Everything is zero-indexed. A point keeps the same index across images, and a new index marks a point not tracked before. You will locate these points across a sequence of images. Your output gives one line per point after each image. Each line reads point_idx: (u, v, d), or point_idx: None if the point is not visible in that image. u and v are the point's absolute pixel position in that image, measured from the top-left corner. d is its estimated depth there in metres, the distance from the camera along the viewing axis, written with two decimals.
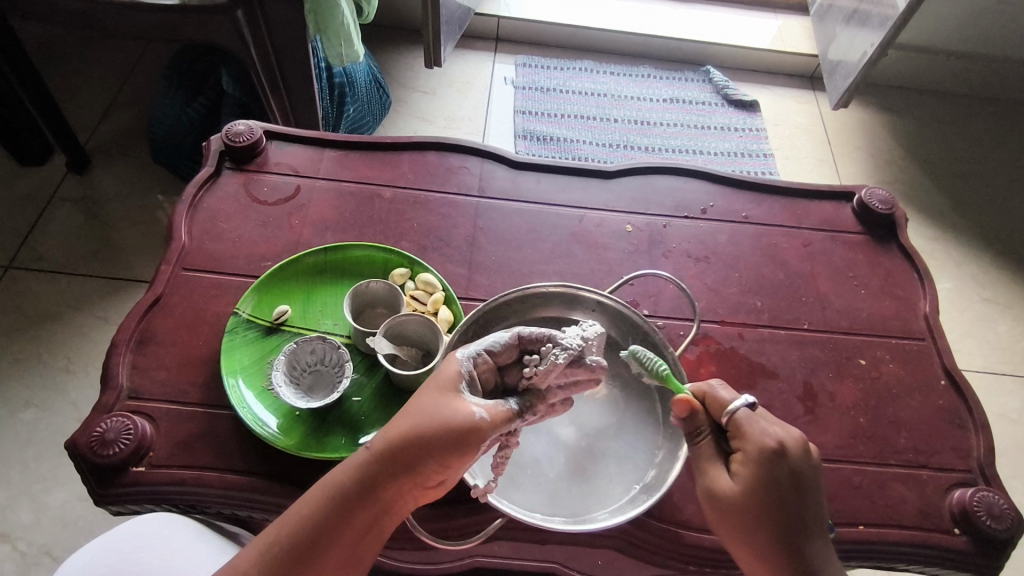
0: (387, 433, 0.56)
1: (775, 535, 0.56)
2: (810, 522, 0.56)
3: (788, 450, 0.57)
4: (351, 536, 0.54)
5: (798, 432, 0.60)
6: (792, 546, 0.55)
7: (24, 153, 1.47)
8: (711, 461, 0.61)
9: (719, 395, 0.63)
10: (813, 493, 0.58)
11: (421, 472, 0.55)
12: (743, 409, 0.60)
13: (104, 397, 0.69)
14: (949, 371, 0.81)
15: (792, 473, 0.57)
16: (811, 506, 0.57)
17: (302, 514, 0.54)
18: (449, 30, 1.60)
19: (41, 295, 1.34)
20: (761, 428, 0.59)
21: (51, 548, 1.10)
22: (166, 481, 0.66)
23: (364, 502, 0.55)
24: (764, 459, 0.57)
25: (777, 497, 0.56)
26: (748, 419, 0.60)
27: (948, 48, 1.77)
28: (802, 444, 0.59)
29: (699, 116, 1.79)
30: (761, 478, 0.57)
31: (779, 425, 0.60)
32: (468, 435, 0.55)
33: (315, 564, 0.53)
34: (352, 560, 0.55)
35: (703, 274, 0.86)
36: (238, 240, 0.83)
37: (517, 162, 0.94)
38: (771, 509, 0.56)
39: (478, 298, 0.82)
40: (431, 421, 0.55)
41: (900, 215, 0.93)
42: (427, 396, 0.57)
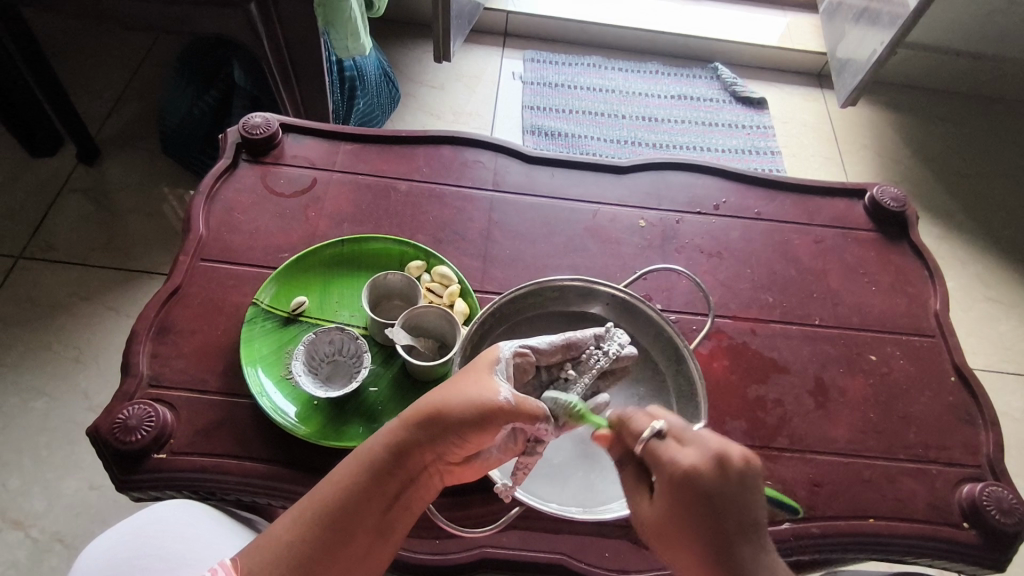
0: (416, 408, 0.58)
1: (704, 561, 0.52)
2: (744, 542, 0.52)
3: (693, 474, 0.53)
4: (380, 507, 0.56)
5: (713, 445, 0.54)
6: (719, 573, 0.51)
7: (35, 144, 1.47)
8: (637, 489, 0.58)
9: (631, 420, 0.59)
10: (740, 511, 0.52)
11: (449, 446, 0.57)
12: (653, 436, 0.56)
13: (125, 384, 0.70)
14: (959, 368, 0.82)
15: (705, 492, 0.52)
16: (741, 524, 0.52)
17: (335, 484, 0.56)
18: (459, 24, 1.60)
19: (52, 285, 1.35)
20: (668, 455, 0.55)
21: (63, 535, 1.11)
22: (187, 468, 0.67)
23: (393, 473, 0.56)
24: (674, 486, 0.54)
25: (696, 522, 0.52)
26: (661, 446, 0.56)
27: (957, 48, 1.77)
28: (715, 461, 0.53)
29: (706, 113, 1.79)
30: (679, 506, 0.53)
31: (693, 442, 0.55)
32: (494, 414, 0.56)
33: (346, 534, 0.55)
34: (381, 532, 0.56)
35: (716, 269, 0.87)
36: (255, 232, 0.84)
37: (530, 157, 0.95)
38: (692, 535, 0.52)
39: (493, 291, 0.83)
40: (461, 399, 0.57)
41: (912, 213, 0.94)
42: (459, 376, 0.59)
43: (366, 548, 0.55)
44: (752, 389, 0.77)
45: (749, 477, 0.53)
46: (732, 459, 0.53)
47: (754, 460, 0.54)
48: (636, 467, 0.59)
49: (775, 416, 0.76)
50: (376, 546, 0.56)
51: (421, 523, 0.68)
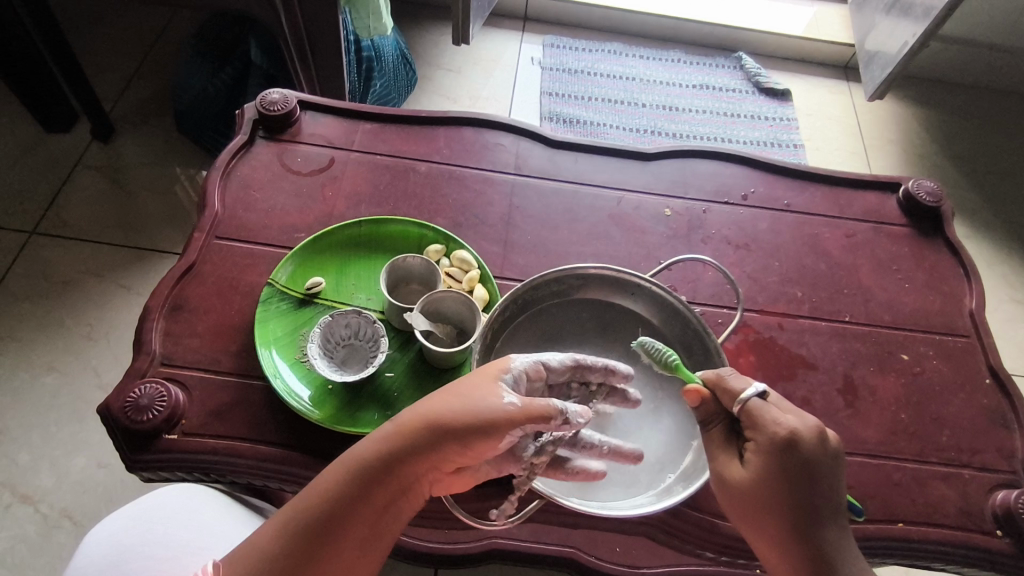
0: (412, 413, 0.56)
1: (787, 524, 0.54)
2: (826, 510, 0.54)
3: (797, 440, 0.54)
4: (368, 517, 0.54)
5: (814, 419, 0.56)
6: (803, 537, 0.53)
7: (49, 119, 1.46)
8: (726, 448, 0.59)
9: (728, 380, 0.59)
10: (831, 483, 0.55)
11: (443, 454, 0.55)
12: (755, 398, 0.57)
13: (137, 362, 0.69)
14: (995, 369, 0.79)
15: (804, 462, 0.54)
16: (828, 497, 0.54)
17: (323, 489, 0.53)
18: (478, 6, 1.57)
19: (64, 261, 1.34)
20: (772, 417, 0.56)
21: (71, 512, 1.11)
22: (199, 449, 0.65)
23: (386, 480, 0.54)
24: (776, 451, 0.54)
25: (789, 488, 0.54)
26: (762, 408, 0.56)
27: (991, 41, 1.72)
28: (818, 433, 0.55)
29: (729, 104, 1.75)
30: (776, 471, 0.54)
31: (795, 413, 0.57)
32: (491, 423, 0.55)
33: (335, 539, 0.52)
34: (368, 543, 0.54)
35: (743, 261, 0.84)
36: (271, 211, 0.82)
37: (554, 141, 0.92)
38: (783, 499, 0.54)
39: (513, 278, 0.81)
40: (458, 406, 0.55)
41: (948, 208, 0.91)
42: (457, 384, 0.57)
43: (351, 558, 0.53)
44: (778, 386, 0.75)
45: (840, 455, 0.56)
46: (830, 435, 0.56)
47: (843, 441, 0.57)
48: (724, 427, 0.60)
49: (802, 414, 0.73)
50: (363, 556, 0.54)
51: (435, 514, 0.66)
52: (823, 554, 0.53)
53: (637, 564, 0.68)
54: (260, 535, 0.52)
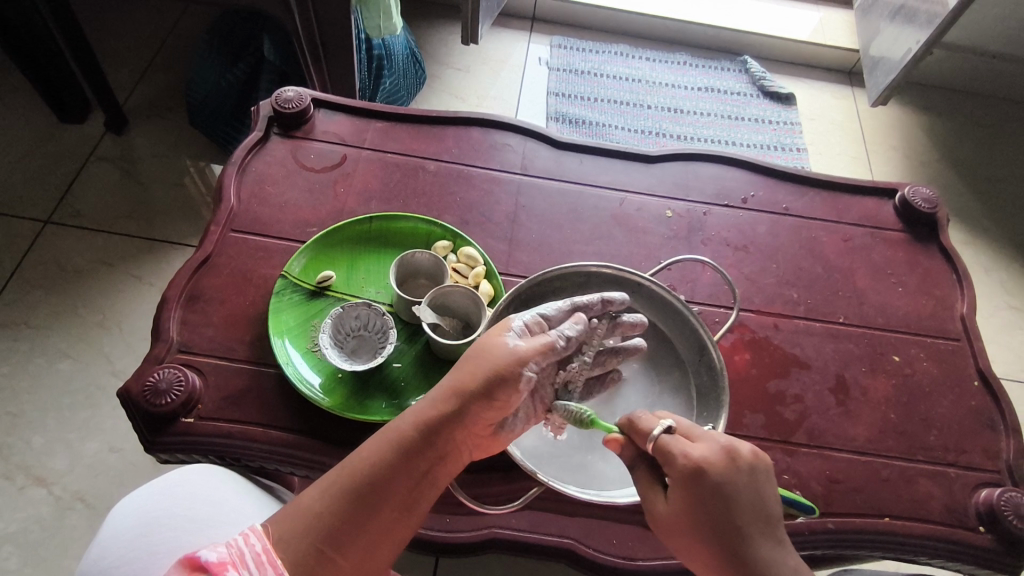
0: (443, 385, 0.59)
1: (721, 558, 0.53)
2: (755, 535, 0.54)
3: (706, 466, 0.54)
4: (408, 482, 0.56)
5: (721, 441, 0.56)
6: (737, 557, 0.53)
7: (65, 111, 1.49)
8: (650, 487, 0.58)
9: (640, 420, 0.58)
10: (754, 509, 0.54)
11: (475, 418, 0.59)
12: (663, 434, 0.56)
13: (155, 349, 0.72)
14: (983, 372, 0.81)
15: (716, 489, 0.54)
16: (753, 524, 0.54)
17: (362, 458, 0.56)
18: (487, 7, 1.59)
19: (78, 251, 1.37)
20: (681, 448, 0.55)
21: (84, 495, 1.14)
22: (215, 433, 0.68)
23: (426, 448, 0.57)
24: (689, 481, 0.54)
25: (712, 520, 0.53)
26: (671, 440, 0.56)
27: (995, 49, 1.74)
28: (725, 453, 0.55)
29: (733, 107, 1.77)
30: (694, 499, 0.54)
31: (702, 438, 0.56)
32: (520, 379, 0.59)
33: (379, 503, 0.55)
34: (409, 507, 0.56)
35: (741, 262, 0.87)
36: (285, 205, 0.84)
37: (559, 142, 0.95)
38: (710, 531, 0.54)
39: (518, 275, 0.83)
40: (487, 371, 0.58)
41: (943, 215, 0.93)
42: (480, 351, 0.61)
43: (392, 522, 0.55)
44: (772, 384, 0.77)
45: (756, 468, 0.55)
46: (740, 452, 0.55)
47: (760, 453, 0.57)
48: (648, 468, 0.59)
49: (795, 411, 0.76)
50: (403, 520, 0.56)
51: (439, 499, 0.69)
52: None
53: (633, 556, 0.69)
54: (304, 499, 0.54)
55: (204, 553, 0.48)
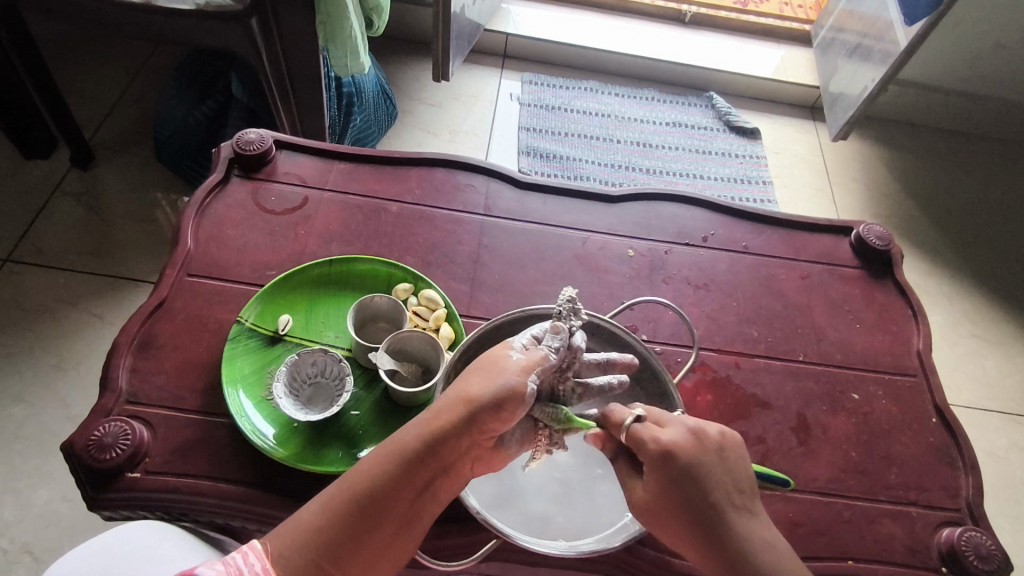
0: (452, 395, 0.58)
1: (694, 522, 0.55)
2: (726, 497, 0.56)
3: (674, 450, 0.56)
4: (409, 497, 0.56)
5: (688, 424, 0.58)
6: (710, 531, 0.54)
7: (28, 147, 1.45)
8: (631, 476, 0.59)
9: (614, 413, 0.60)
10: (722, 476, 0.56)
11: (480, 427, 0.57)
12: (636, 422, 0.58)
13: (102, 399, 0.69)
14: (941, 409, 0.82)
15: (693, 470, 0.55)
16: (728, 484, 0.56)
17: (367, 468, 0.56)
18: (457, 45, 1.62)
19: (35, 290, 1.32)
20: (652, 434, 0.57)
21: (32, 547, 1.07)
22: (161, 488, 0.66)
23: (426, 462, 0.56)
24: (659, 466, 0.56)
25: (685, 490, 0.55)
26: (643, 429, 0.57)
27: (946, 86, 1.81)
28: (693, 436, 0.57)
29: (700, 141, 1.81)
30: (668, 483, 0.56)
31: (672, 423, 0.58)
32: (524, 393, 0.58)
33: (377, 518, 0.54)
34: (409, 520, 0.56)
35: (702, 301, 0.88)
36: (243, 248, 0.83)
37: (522, 182, 0.96)
38: (682, 500, 0.55)
39: (480, 317, 0.83)
40: (495, 384, 0.58)
41: (897, 252, 0.95)
42: (483, 364, 0.60)
43: (392, 536, 0.55)
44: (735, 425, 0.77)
45: (724, 448, 0.57)
46: (709, 434, 0.58)
47: (727, 432, 0.59)
48: (626, 460, 0.60)
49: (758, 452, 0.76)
50: (403, 534, 0.56)
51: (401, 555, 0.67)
52: (739, 553, 0.54)
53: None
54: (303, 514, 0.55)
55: (200, 570, 0.50)
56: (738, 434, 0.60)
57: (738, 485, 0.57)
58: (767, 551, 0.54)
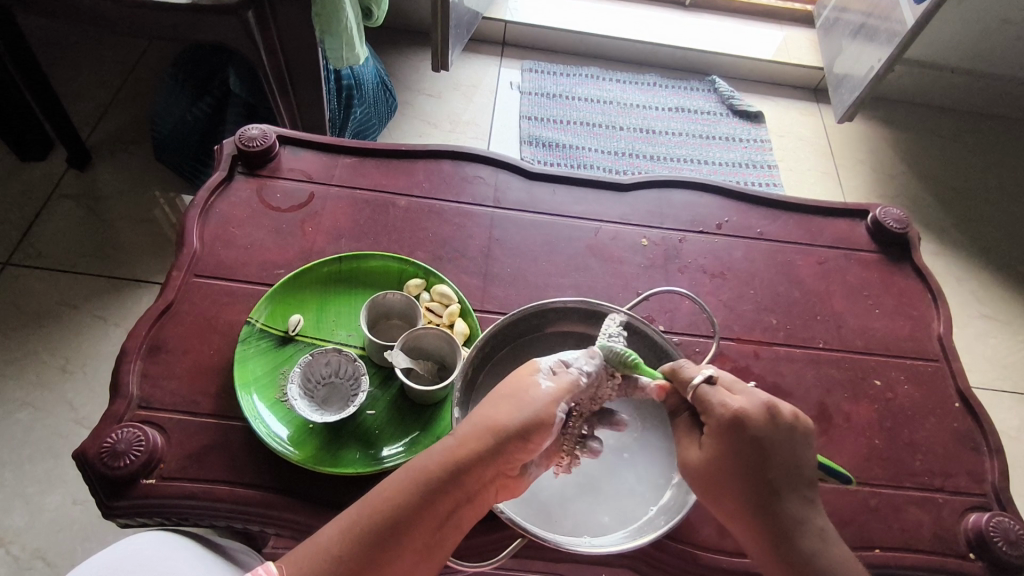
0: (477, 422, 0.57)
1: (748, 496, 0.55)
2: (784, 478, 0.55)
3: (742, 419, 0.55)
4: (431, 525, 0.54)
5: (762, 398, 0.57)
6: (764, 507, 0.54)
7: (23, 148, 1.43)
8: (689, 434, 0.60)
9: (681, 370, 0.60)
10: (787, 454, 0.55)
11: (505, 456, 0.56)
12: (704, 385, 0.58)
13: (113, 406, 0.68)
14: (964, 393, 0.81)
15: (757, 442, 0.55)
16: (791, 465, 0.55)
17: (387, 492, 0.54)
18: (456, 34, 1.59)
19: (39, 293, 1.30)
20: (720, 399, 0.57)
21: (45, 552, 1.06)
22: (177, 494, 0.64)
23: (449, 490, 0.55)
24: (723, 432, 0.56)
25: (745, 463, 0.55)
26: (712, 391, 0.57)
27: (951, 64, 1.78)
28: (764, 410, 0.56)
29: (704, 126, 1.79)
30: (729, 451, 0.55)
31: (743, 394, 0.58)
32: (552, 422, 0.57)
33: (396, 546, 0.53)
34: (429, 550, 0.54)
35: (718, 289, 0.86)
36: (250, 247, 0.82)
37: (531, 173, 0.94)
38: (739, 473, 0.55)
39: (494, 311, 0.81)
40: (522, 412, 0.57)
41: (914, 234, 0.94)
42: (511, 390, 0.59)
43: (413, 565, 0.54)
44: None
45: (796, 428, 0.56)
46: (782, 410, 0.56)
47: (800, 414, 0.57)
48: (688, 417, 0.61)
49: None
50: (424, 563, 0.54)
51: None
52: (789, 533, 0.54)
53: None
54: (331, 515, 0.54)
55: None
56: (812, 421, 0.58)
57: (802, 467, 0.56)
58: (817, 538, 0.54)
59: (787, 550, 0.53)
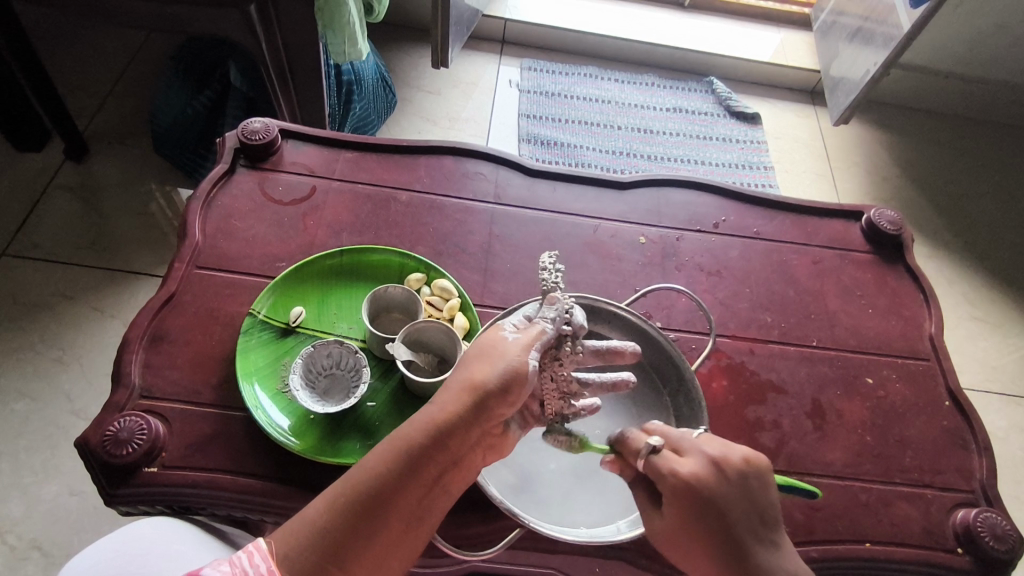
0: (456, 385, 0.58)
1: (717, 556, 0.54)
2: (749, 528, 0.55)
3: (697, 482, 0.55)
4: (417, 493, 0.55)
5: (709, 453, 0.57)
6: (736, 559, 0.54)
7: (21, 140, 1.42)
8: (651, 511, 0.59)
9: (630, 441, 0.60)
10: (745, 506, 0.56)
11: (486, 417, 0.57)
12: (654, 453, 0.58)
13: (116, 395, 0.68)
14: (953, 392, 0.83)
15: (717, 500, 0.55)
16: (752, 513, 0.56)
17: (369, 467, 0.54)
18: (457, 31, 1.59)
19: (36, 284, 1.30)
20: (671, 466, 0.57)
21: (41, 544, 1.06)
22: (179, 482, 0.65)
23: (433, 456, 0.55)
24: (684, 498, 0.56)
25: (707, 524, 0.55)
26: (660, 459, 0.58)
27: (946, 69, 1.80)
28: (716, 469, 0.56)
29: (701, 126, 1.80)
30: (690, 517, 0.55)
31: (692, 455, 0.58)
32: (528, 373, 0.58)
33: (382, 518, 0.53)
34: (417, 515, 0.55)
35: (715, 287, 0.87)
36: (252, 240, 0.82)
37: (531, 170, 0.95)
38: (703, 532, 0.55)
39: (493, 306, 0.82)
40: (499, 367, 0.58)
41: (907, 236, 0.95)
42: (484, 349, 0.60)
43: (400, 534, 0.54)
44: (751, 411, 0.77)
45: (751, 475, 0.57)
46: (731, 461, 0.57)
47: (755, 459, 0.58)
48: (644, 489, 0.60)
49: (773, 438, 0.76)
50: (409, 532, 0.54)
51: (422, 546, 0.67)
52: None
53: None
54: (306, 515, 0.53)
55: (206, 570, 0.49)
56: (766, 458, 0.59)
57: (763, 513, 0.56)
58: None
59: None
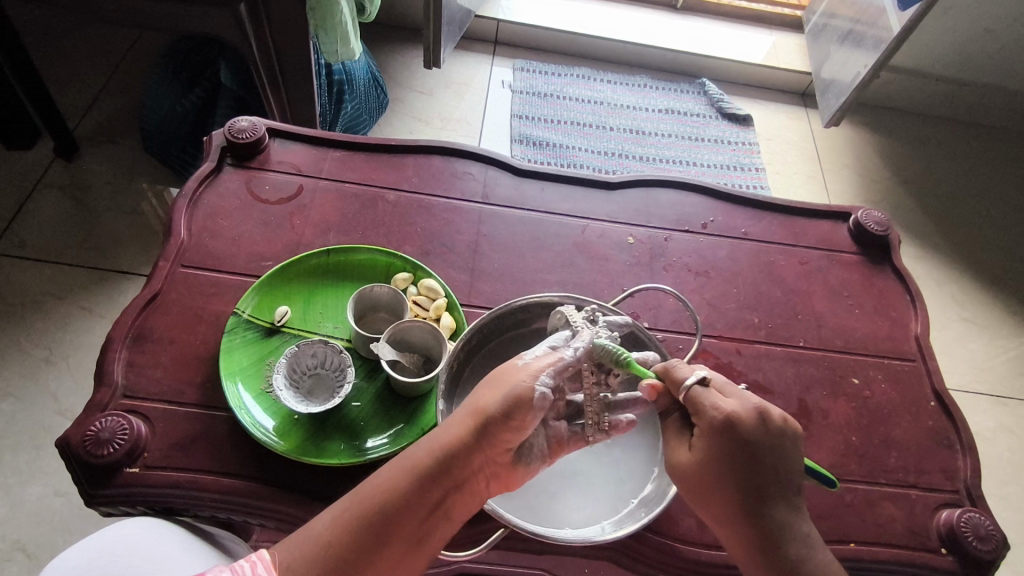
0: (463, 410, 0.58)
1: (735, 503, 0.55)
2: (773, 483, 0.56)
3: (734, 421, 0.56)
4: (419, 515, 0.55)
5: (754, 402, 0.57)
6: (754, 512, 0.55)
7: (9, 138, 1.41)
8: (680, 435, 0.60)
9: (675, 369, 0.60)
10: (777, 461, 0.56)
11: (492, 443, 0.57)
12: (697, 387, 0.58)
13: (98, 394, 0.68)
14: (939, 392, 0.83)
15: (747, 446, 0.55)
16: (777, 469, 0.56)
17: (375, 485, 0.55)
18: (449, 31, 1.59)
19: (23, 283, 1.29)
20: (712, 402, 0.57)
21: (25, 544, 1.05)
22: (161, 483, 0.65)
23: (437, 479, 0.56)
24: (717, 435, 0.56)
25: (733, 469, 0.55)
26: (704, 394, 0.58)
27: (936, 72, 1.81)
28: (756, 414, 0.56)
29: (693, 128, 1.80)
30: (720, 454, 0.56)
31: (736, 398, 0.58)
32: (533, 398, 0.57)
33: (384, 538, 0.53)
34: (418, 539, 0.55)
35: (703, 288, 0.87)
36: (238, 239, 0.82)
37: (520, 170, 0.94)
38: (727, 478, 0.56)
39: (481, 305, 0.82)
40: (505, 392, 0.58)
41: (894, 237, 0.95)
42: (495, 375, 0.60)
43: (401, 554, 0.54)
44: None
45: (785, 432, 0.57)
46: (771, 414, 0.57)
47: (789, 419, 0.58)
48: (680, 417, 0.62)
49: None
50: (411, 553, 0.55)
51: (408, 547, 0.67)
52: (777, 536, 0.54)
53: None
54: (313, 524, 0.54)
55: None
56: (799, 423, 0.59)
57: (788, 472, 0.57)
58: (805, 545, 0.55)
59: (776, 556, 0.54)
